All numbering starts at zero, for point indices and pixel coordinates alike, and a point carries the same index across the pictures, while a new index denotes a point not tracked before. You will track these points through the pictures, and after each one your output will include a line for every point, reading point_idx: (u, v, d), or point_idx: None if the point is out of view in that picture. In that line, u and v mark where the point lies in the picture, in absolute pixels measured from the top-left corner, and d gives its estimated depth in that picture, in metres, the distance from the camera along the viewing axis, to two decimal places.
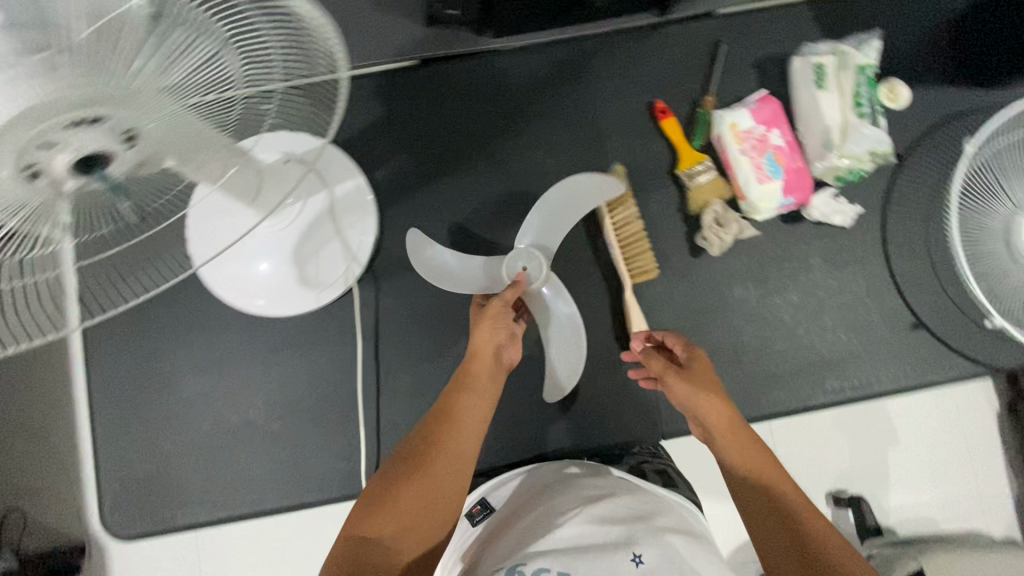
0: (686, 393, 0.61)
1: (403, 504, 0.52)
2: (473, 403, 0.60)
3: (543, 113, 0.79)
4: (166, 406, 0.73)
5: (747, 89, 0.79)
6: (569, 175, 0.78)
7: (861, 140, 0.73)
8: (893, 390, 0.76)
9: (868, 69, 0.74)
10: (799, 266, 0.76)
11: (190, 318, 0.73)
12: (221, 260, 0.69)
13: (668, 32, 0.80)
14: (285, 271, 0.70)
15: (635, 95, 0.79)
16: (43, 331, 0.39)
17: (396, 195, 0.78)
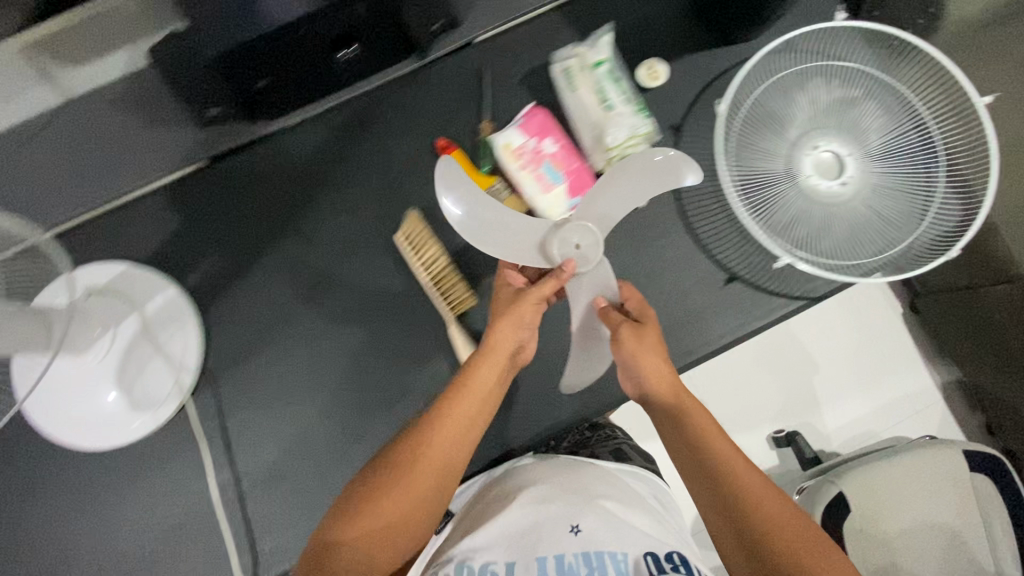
0: (639, 350, 0.66)
1: (392, 502, 0.56)
2: (468, 405, 0.63)
3: (337, 177, 0.82)
4: (37, 558, 0.73)
5: (521, 104, 0.83)
6: (375, 229, 0.81)
7: (620, 129, 0.75)
8: (725, 345, 0.79)
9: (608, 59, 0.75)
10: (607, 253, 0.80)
11: (38, 468, 0.75)
12: (47, 407, 0.71)
13: (434, 71, 0.84)
14: (111, 399, 0.72)
15: (418, 137, 0.82)
16: None
17: (215, 293, 0.80)
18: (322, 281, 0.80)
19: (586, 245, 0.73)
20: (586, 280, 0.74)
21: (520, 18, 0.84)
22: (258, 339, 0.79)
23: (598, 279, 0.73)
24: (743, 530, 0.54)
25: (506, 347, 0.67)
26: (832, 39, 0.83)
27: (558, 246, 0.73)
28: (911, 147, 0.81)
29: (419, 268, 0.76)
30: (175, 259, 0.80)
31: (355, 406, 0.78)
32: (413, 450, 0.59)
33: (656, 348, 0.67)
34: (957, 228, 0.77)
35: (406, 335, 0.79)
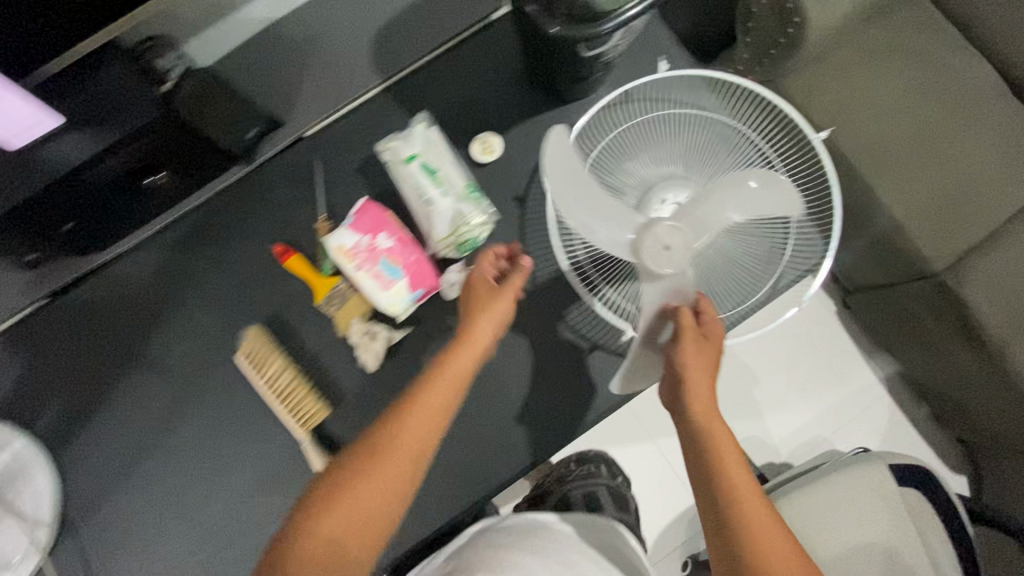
0: (691, 360, 0.67)
1: (354, 495, 0.52)
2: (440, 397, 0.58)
3: (182, 297, 0.79)
4: None
5: (359, 194, 0.80)
6: (223, 346, 0.78)
7: (441, 224, 0.73)
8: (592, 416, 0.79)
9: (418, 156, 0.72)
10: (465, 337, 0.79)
11: None
12: None
13: (266, 172, 0.80)
14: None
15: (258, 242, 0.79)
16: None
17: (66, 436, 0.77)
18: (174, 407, 0.77)
19: (677, 247, 0.69)
20: (665, 283, 0.71)
21: (348, 104, 0.82)
22: (116, 476, 0.76)
23: (675, 290, 0.71)
24: (733, 541, 0.58)
25: (483, 341, 0.63)
26: (677, 82, 0.81)
27: (650, 242, 0.69)
28: None
29: (264, 384, 0.73)
30: (22, 407, 0.77)
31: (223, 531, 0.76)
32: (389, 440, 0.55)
33: (709, 355, 0.68)
34: (807, 270, 0.78)
35: (267, 453, 0.77)
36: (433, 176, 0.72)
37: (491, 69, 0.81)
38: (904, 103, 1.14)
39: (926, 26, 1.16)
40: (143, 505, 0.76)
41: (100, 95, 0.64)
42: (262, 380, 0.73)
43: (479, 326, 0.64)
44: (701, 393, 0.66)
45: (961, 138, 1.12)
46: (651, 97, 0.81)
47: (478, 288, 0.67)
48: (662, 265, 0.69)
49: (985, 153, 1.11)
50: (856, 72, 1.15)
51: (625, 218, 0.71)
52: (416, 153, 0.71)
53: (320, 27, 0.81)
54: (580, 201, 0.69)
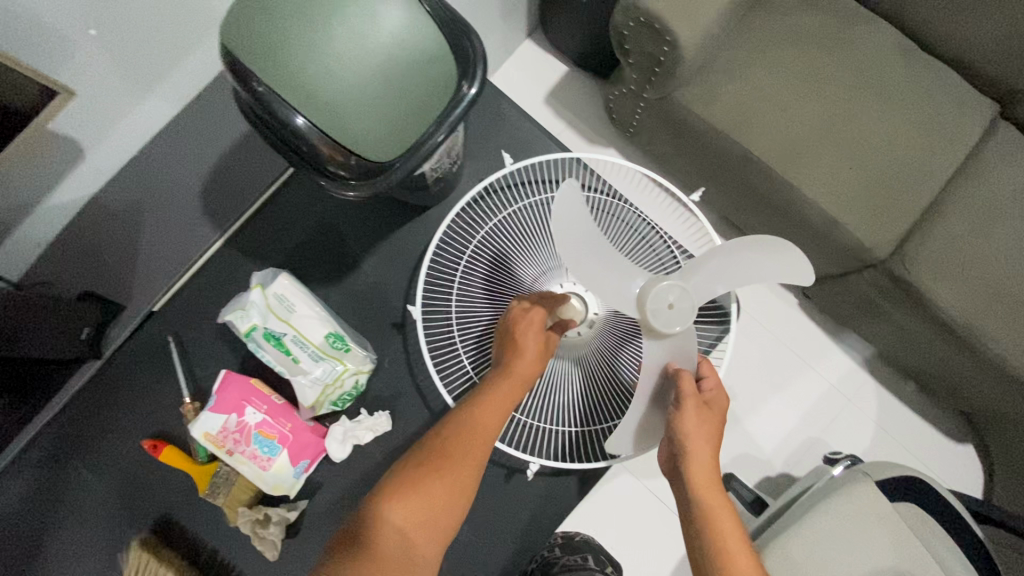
0: (692, 425, 0.55)
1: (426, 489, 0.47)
2: (494, 417, 0.52)
3: (54, 524, 0.71)
4: None
5: (227, 361, 0.75)
6: (111, 567, 0.70)
7: (306, 390, 0.67)
8: (526, 537, 0.74)
9: (261, 328, 0.65)
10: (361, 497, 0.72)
11: None
12: None
13: (123, 361, 0.75)
14: None
15: (129, 439, 0.73)
16: None
17: None
18: None
19: (683, 305, 0.56)
20: (673, 340, 0.57)
21: (193, 269, 0.77)
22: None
23: (679, 350, 0.58)
24: None
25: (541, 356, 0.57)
26: (533, 171, 0.82)
27: (672, 297, 0.55)
28: (662, 260, 0.75)
29: None
30: None
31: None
32: (453, 445, 0.50)
33: (710, 422, 0.55)
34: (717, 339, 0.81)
35: None
36: (281, 346, 0.66)
37: (332, 204, 0.79)
38: (807, 91, 1.00)
39: (808, 5, 1.05)
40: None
41: None
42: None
43: (526, 360, 0.56)
44: (705, 458, 0.53)
45: (876, 118, 1.00)
46: (510, 185, 0.79)
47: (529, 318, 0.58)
48: (668, 324, 0.55)
49: (904, 131, 0.99)
50: (750, 65, 1.02)
51: (626, 273, 0.58)
52: (255, 326, 0.65)
53: (123, 205, 0.71)
54: (592, 259, 0.57)
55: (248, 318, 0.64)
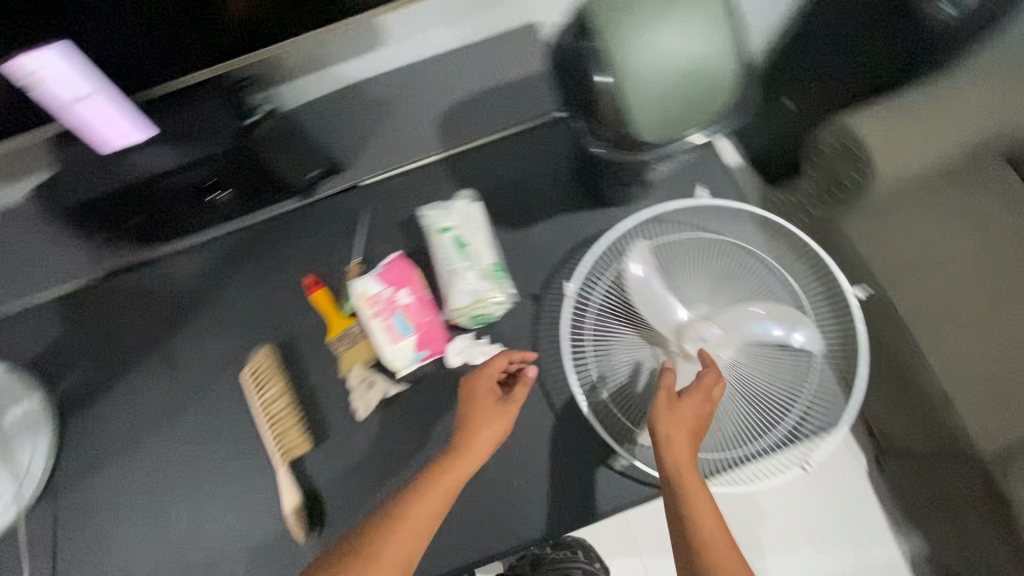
0: (664, 416, 0.64)
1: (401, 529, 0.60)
2: (432, 503, 0.62)
3: (211, 302, 0.85)
4: None
5: (394, 249, 0.86)
6: (233, 359, 0.82)
7: (461, 294, 0.75)
8: (561, 523, 0.76)
9: (453, 229, 0.77)
10: (442, 416, 0.79)
11: None
12: None
13: (316, 209, 0.87)
14: None
15: (294, 271, 0.85)
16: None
17: (80, 401, 0.83)
18: (173, 404, 0.81)
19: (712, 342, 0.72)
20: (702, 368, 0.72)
21: (405, 167, 0.88)
22: (94, 468, 0.80)
23: None
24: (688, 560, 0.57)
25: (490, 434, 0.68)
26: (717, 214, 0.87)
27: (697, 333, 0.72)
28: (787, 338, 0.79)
29: (260, 407, 0.76)
30: (47, 365, 0.85)
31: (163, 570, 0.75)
32: (411, 505, 0.62)
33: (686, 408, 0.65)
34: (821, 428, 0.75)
35: (240, 472, 0.77)
36: (461, 249, 0.76)
37: (534, 169, 0.87)
38: None
39: None
40: (106, 513, 0.78)
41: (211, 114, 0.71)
42: (262, 416, 0.76)
43: (478, 436, 0.67)
44: (680, 438, 0.63)
45: None
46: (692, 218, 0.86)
47: (481, 390, 0.71)
48: (695, 350, 0.72)
49: None
50: None
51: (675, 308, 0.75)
52: (451, 225, 0.77)
53: (388, 99, 0.87)
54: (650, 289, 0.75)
55: (449, 218, 0.77)
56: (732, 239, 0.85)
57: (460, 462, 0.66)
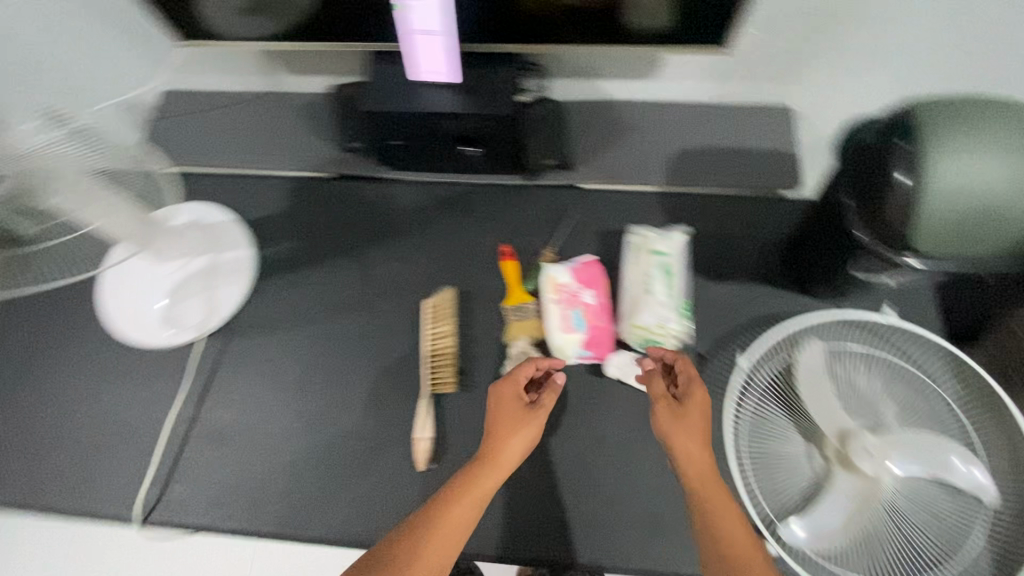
0: (673, 434, 0.68)
1: (434, 536, 0.62)
2: (465, 510, 0.64)
3: (414, 233, 0.94)
4: (45, 395, 0.87)
5: (585, 250, 0.90)
6: (416, 289, 0.90)
7: (648, 316, 0.79)
8: (652, 569, 0.72)
9: (665, 256, 0.81)
10: (576, 415, 0.80)
11: (89, 325, 0.90)
12: (126, 306, 0.89)
13: (532, 191, 0.94)
14: (157, 311, 0.88)
15: (493, 235, 0.92)
16: (181, 335, 0.87)
17: (275, 269, 0.93)
18: (352, 305, 0.90)
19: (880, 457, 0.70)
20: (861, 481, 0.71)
21: (622, 186, 0.93)
22: (265, 328, 0.89)
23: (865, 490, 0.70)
24: None
25: (516, 442, 0.70)
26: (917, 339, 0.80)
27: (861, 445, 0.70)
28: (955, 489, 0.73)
29: (428, 338, 0.84)
30: (261, 229, 0.96)
31: (288, 441, 0.82)
32: (442, 514, 0.64)
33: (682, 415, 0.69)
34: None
35: (385, 386, 0.84)
36: (665, 277, 0.80)
37: (740, 233, 0.90)
38: None
39: None
40: (260, 370, 0.86)
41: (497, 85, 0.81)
42: (428, 343, 0.84)
43: (505, 447, 0.70)
44: (695, 460, 0.66)
45: None
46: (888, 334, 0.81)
47: (506, 407, 0.73)
48: (863, 463, 0.70)
49: None
50: None
51: (841, 414, 0.74)
52: (663, 252, 0.81)
53: (634, 121, 0.93)
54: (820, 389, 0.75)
55: (665, 244, 0.82)
56: (917, 367, 0.79)
57: (485, 479, 0.67)
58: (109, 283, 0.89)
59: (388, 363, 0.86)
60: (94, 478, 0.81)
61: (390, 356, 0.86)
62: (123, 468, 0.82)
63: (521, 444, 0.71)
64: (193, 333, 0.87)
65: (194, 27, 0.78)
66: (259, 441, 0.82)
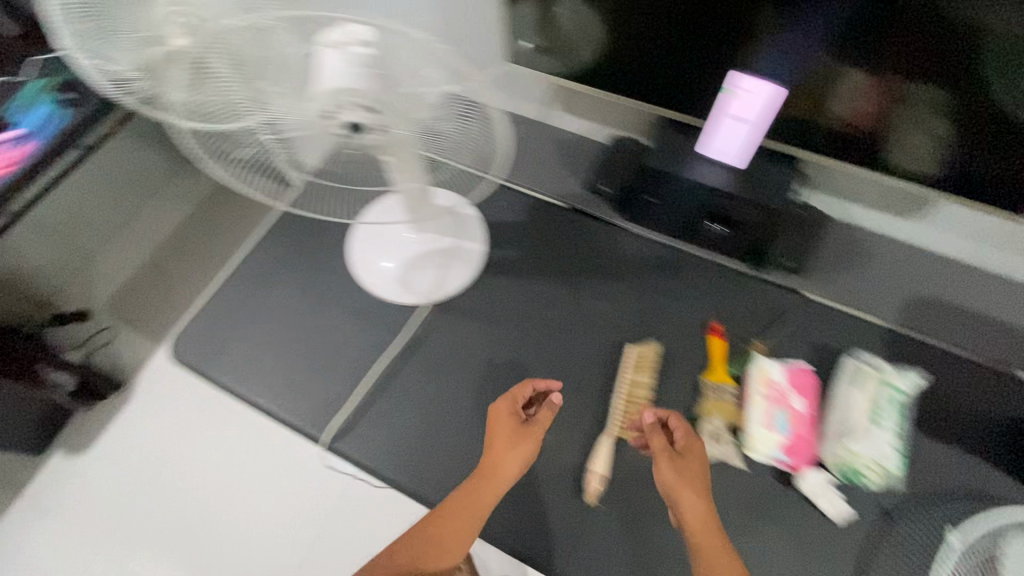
0: (669, 479, 0.66)
1: (442, 538, 0.66)
2: (463, 521, 0.67)
3: (629, 280, 0.97)
4: (281, 308, 0.99)
5: (796, 358, 0.89)
6: (620, 332, 0.92)
7: (867, 444, 0.78)
8: None
9: (899, 392, 0.81)
10: (747, 515, 0.81)
11: (329, 261, 1.02)
12: (370, 256, 0.99)
13: (756, 284, 0.95)
14: (396, 271, 0.98)
15: (707, 311, 0.93)
16: (412, 299, 0.97)
17: (497, 271, 1.01)
18: (556, 327, 0.95)
19: None
20: None
21: (849, 309, 0.93)
22: (474, 320, 0.97)
23: None
24: None
25: (501, 453, 0.70)
26: None
27: None
28: None
29: (625, 383, 0.86)
30: (494, 231, 1.05)
31: (467, 425, 0.90)
32: (442, 518, 0.67)
33: (676, 468, 0.67)
34: None
35: (569, 413, 0.88)
36: (893, 411, 0.80)
37: (966, 399, 0.86)
38: None
39: None
40: (459, 354, 0.94)
41: (774, 179, 0.86)
42: (621, 391, 0.86)
43: (496, 460, 0.70)
44: (691, 511, 0.64)
45: None
46: None
47: (501, 424, 0.73)
48: None
49: None
50: None
51: None
52: (897, 387, 0.81)
53: (879, 253, 0.94)
54: None
55: (902, 381, 0.82)
56: None
57: (479, 487, 0.68)
58: (362, 232, 1.00)
59: (573, 394, 0.89)
60: (302, 393, 0.94)
61: (578, 390, 0.89)
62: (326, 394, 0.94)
63: (514, 457, 0.70)
64: (422, 302, 0.97)
65: (523, 43, 0.84)
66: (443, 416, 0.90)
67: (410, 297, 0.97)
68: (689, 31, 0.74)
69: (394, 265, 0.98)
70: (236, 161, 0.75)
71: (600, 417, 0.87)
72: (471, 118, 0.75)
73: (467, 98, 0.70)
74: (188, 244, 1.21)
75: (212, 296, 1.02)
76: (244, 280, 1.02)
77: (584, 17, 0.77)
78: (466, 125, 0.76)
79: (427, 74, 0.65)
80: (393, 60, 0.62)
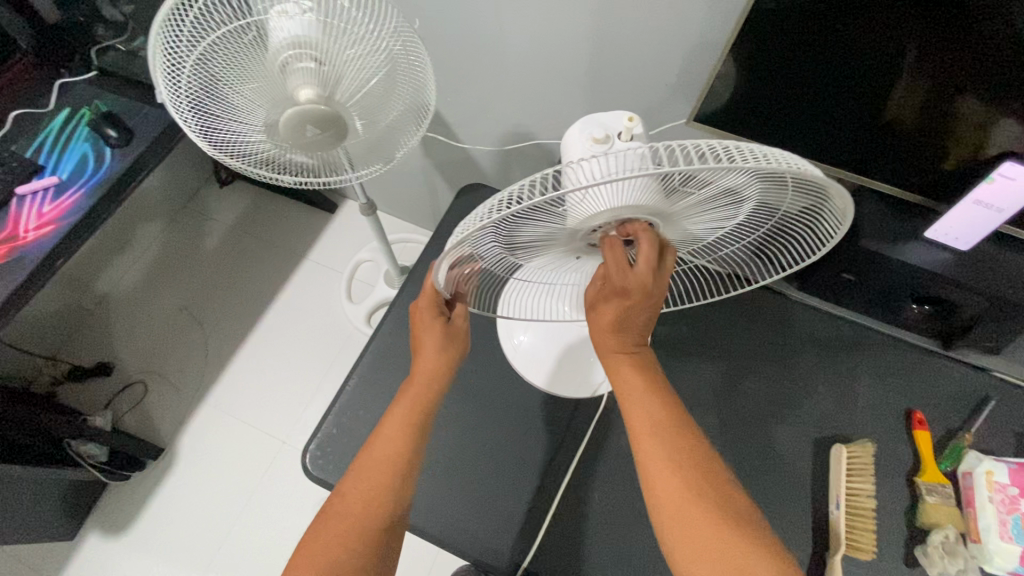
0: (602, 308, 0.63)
1: (373, 470, 0.62)
2: (398, 436, 0.64)
3: (809, 360, 0.91)
4: None
5: (1005, 449, 0.82)
6: (812, 423, 0.85)
7: None
8: None
9: None
10: None
11: (479, 346, 0.95)
12: (527, 347, 0.91)
13: (945, 364, 0.89)
14: (561, 361, 0.90)
15: (899, 398, 0.87)
16: (588, 390, 0.89)
17: (663, 351, 0.92)
18: (741, 416, 0.87)
19: None
20: None
21: None
22: None
23: None
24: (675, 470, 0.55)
25: (426, 349, 0.69)
26: None
27: None
28: None
29: (842, 488, 0.78)
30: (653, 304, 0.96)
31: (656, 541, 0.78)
32: (376, 440, 0.64)
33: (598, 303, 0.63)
34: None
35: (781, 519, 0.79)
36: None
37: None
38: None
39: None
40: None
41: (999, 269, 0.79)
42: (842, 502, 0.77)
43: (423, 359, 0.68)
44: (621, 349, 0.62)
45: None
46: None
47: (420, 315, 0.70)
48: None
49: None
50: None
51: None
52: None
53: None
54: None
55: None
56: None
57: (407, 396, 0.67)
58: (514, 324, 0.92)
59: (779, 500, 0.80)
60: (465, 500, 0.82)
61: (783, 497, 0.80)
62: (488, 503, 0.82)
63: (441, 363, 0.69)
64: (600, 390, 0.89)
65: (730, 116, 0.78)
66: (628, 532, 0.78)
67: (584, 390, 0.89)
68: (936, 118, 0.66)
69: (560, 355, 0.90)
70: (462, 281, 0.68)
71: (815, 531, 0.78)
72: (774, 221, 0.59)
73: (781, 203, 0.52)
74: (303, 354, 1.58)
75: (347, 386, 0.90)
76: (385, 368, 0.91)
77: (805, 105, 0.72)
78: (771, 226, 0.61)
79: (739, 186, 0.48)
80: (684, 180, 0.47)
